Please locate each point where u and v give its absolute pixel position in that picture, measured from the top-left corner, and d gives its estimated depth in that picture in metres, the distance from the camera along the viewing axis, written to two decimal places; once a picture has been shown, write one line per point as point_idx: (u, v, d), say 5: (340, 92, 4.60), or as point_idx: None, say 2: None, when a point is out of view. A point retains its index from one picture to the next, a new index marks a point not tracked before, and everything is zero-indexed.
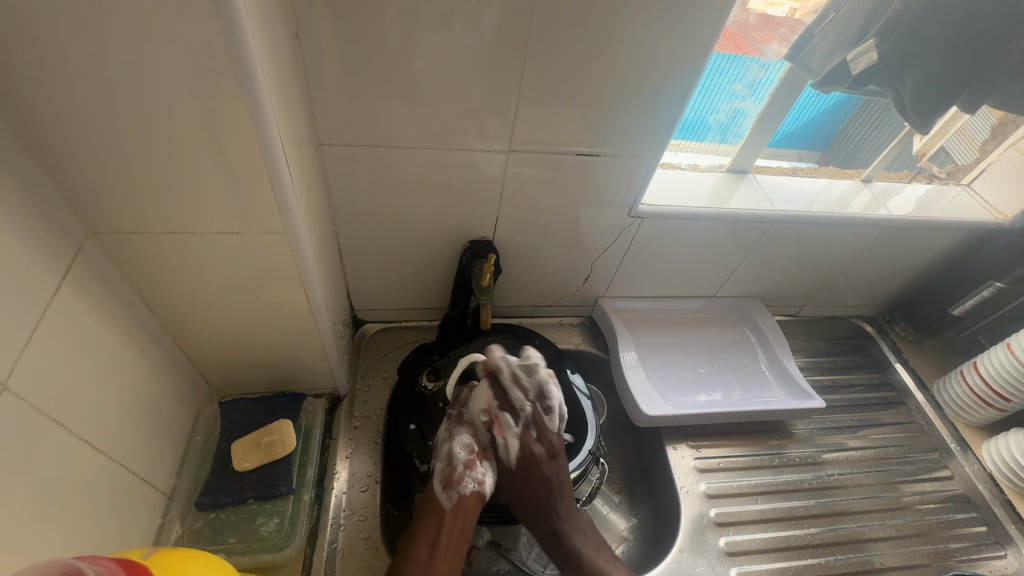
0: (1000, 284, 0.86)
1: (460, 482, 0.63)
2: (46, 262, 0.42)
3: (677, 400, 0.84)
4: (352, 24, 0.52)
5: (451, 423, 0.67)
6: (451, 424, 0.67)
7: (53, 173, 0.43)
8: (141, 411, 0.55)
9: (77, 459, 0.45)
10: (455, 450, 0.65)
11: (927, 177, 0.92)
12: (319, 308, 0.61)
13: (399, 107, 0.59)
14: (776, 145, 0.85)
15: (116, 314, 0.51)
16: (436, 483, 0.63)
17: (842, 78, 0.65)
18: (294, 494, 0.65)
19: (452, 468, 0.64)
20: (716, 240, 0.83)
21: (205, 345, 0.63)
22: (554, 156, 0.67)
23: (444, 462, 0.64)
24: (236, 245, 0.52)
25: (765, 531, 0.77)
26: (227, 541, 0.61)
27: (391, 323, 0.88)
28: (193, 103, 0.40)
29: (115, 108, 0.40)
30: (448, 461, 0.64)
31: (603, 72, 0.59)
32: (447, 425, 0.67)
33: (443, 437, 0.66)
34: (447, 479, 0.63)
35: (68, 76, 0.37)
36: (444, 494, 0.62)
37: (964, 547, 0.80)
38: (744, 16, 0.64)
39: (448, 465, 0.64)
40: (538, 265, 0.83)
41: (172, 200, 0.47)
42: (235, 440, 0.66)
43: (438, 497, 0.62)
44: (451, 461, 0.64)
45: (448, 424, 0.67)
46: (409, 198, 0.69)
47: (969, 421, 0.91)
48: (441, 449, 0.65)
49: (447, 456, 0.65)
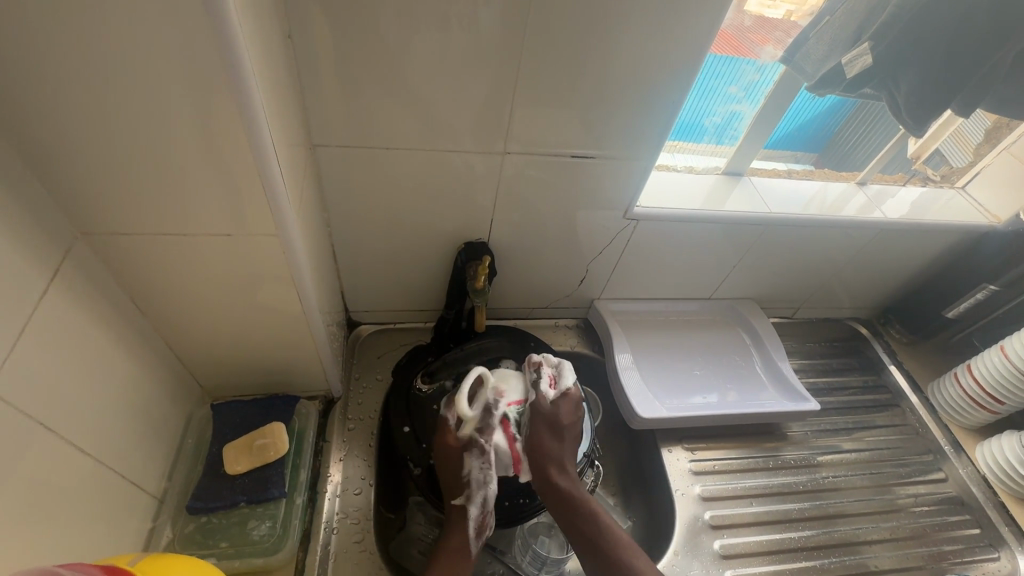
0: (993, 287, 0.87)
1: (489, 525, 0.64)
2: (34, 264, 0.41)
3: (672, 402, 0.84)
4: (345, 24, 0.52)
5: (482, 464, 0.63)
6: (485, 464, 0.63)
7: (42, 175, 0.42)
8: (131, 414, 0.55)
9: (67, 463, 0.45)
10: (488, 497, 0.64)
11: (921, 179, 0.92)
12: (313, 310, 0.61)
13: (392, 108, 0.59)
14: (771, 146, 0.85)
15: (105, 316, 0.50)
16: (469, 528, 0.63)
17: (835, 82, 0.66)
18: (286, 497, 0.64)
19: (484, 514, 0.64)
20: (711, 242, 0.83)
21: (198, 347, 0.62)
22: (550, 158, 0.67)
23: (478, 507, 0.63)
24: (228, 246, 0.51)
25: (759, 534, 0.77)
26: (219, 546, 0.60)
27: (386, 324, 0.88)
28: (184, 105, 0.40)
29: (103, 108, 0.39)
30: (481, 507, 0.64)
31: (599, 73, 0.59)
32: (479, 465, 0.63)
33: (478, 481, 0.63)
34: (480, 524, 0.64)
35: (56, 77, 0.37)
36: (473, 540, 0.63)
37: (958, 549, 0.80)
38: (740, 18, 0.64)
39: (480, 510, 0.64)
40: (534, 267, 0.83)
41: (162, 202, 0.46)
42: (228, 443, 0.66)
43: (468, 542, 0.63)
44: (485, 507, 0.64)
45: (479, 464, 0.63)
46: (403, 199, 0.69)
47: (963, 424, 0.91)
48: (474, 493, 0.63)
49: (481, 500, 0.63)
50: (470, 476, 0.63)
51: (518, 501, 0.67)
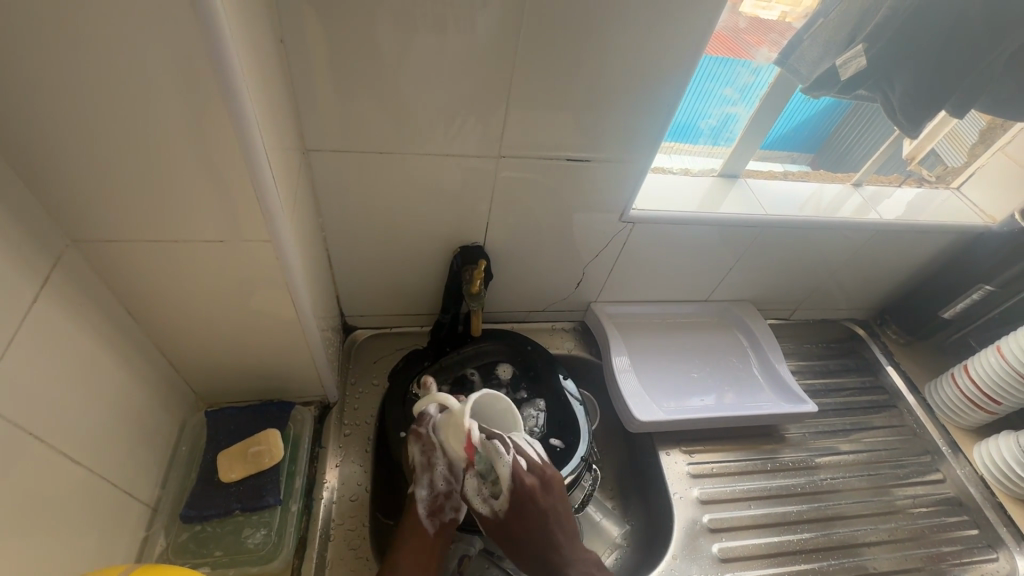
0: (990, 288, 0.87)
1: (444, 508, 0.63)
2: (23, 273, 0.41)
3: (671, 405, 0.84)
4: (338, 27, 0.51)
5: (423, 449, 0.62)
6: (425, 448, 0.62)
7: (30, 181, 0.42)
8: (123, 422, 0.54)
9: (59, 472, 0.45)
10: (436, 479, 0.63)
11: (917, 180, 0.92)
12: (307, 316, 0.61)
13: (385, 112, 0.59)
14: (767, 148, 0.85)
15: (97, 324, 0.50)
16: (420, 509, 0.62)
17: (830, 84, 0.65)
18: (282, 505, 0.64)
19: (434, 497, 0.63)
20: (708, 244, 0.83)
21: (192, 354, 0.62)
22: (544, 161, 0.67)
23: (427, 489, 0.63)
24: (220, 253, 0.51)
25: (757, 537, 0.77)
26: (214, 554, 0.60)
27: (381, 329, 0.88)
28: (175, 111, 0.40)
29: (92, 114, 0.39)
30: (430, 489, 0.63)
31: (592, 76, 0.59)
32: (421, 450, 0.62)
33: (420, 464, 0.62)
34: (432, 505, 0.63)
35: (40, 82, 0.36)
36: (429, 520, 0.63)
37: (956, 550, 0.80)
38: (735, 20, 0.64)
39: (430, 492, 0.63)
40: (530, 270, 0.82)
41: (153, 208, 0.46)
42: (222, 450, 0.65)
43: (423, 522, 0.62)
44: (434, 489, 0.63)
45: (419, 449, 0.62)
46: (397, 203, 0.69)
47: (960, 424, 0.91)
48: (421, 475, 0.62)
49: (428, 482, 0.62)
50: (415, 460, 0.63)
51: None
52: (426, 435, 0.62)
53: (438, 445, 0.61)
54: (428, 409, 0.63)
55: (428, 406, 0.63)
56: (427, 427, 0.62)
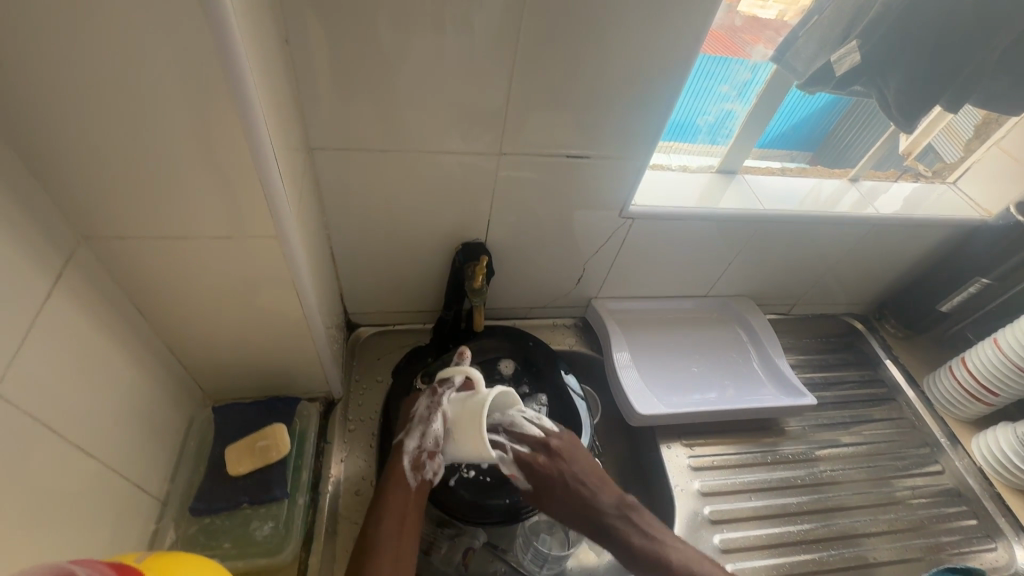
0: (987, 281, 0.87)
1: (426, 465, 0.63)
2: (37, 269, 0.42)
3: (672, 399, 0.85)
4: (341, 26, 0.52)
5: (430, 402, 0.66)
6: (432, 403, 0.65)
7: (43, 179, 0.43)
8: (132, 417, 0.55)
9: (71, 465, 0.45)
10: (427, 436, 0.63)
11: (913, 175, 0.93)
12: (312, 312, 0.62)
13: (388, 110, 0.60)
14: (765, 145, 0.86)
15: (107, 319, 0.51)
16: (404, 462, 0.62)
17: (826, 80, 0.66)
18: (288, 498, 0.65)
19: (419, 452, 0.63)
20: (707, 240, 0.83)
21: (199, 350, 0.63)
22: (544, 158, 0.68)
23: (415, 442, 0.64)
24: (228, 250, 0.52)
25: (759, 528, 0.78)
26: (221, 546, 0.61)
27: (384, 326, 0.89)
28: (184, 110, 0.41)
29: (104, 112, 0.40)
30: (417, 443, 0.64)
31: (591, 74, 0.60)
32: (427, 403, 0.66)
33: (420, 417, 0.65)
34: (415, 460, 0.63)
35: (55, 82, 0.37)
36: (408, 474, 0.62)
37: (955, 540, 0.81)
38: (731, 19, 0.66)
39: (417, 447, 0.63)
40: (531, 267, 0.83)
41: (162, 206, 0.47)
42: (231, 444, 0.66)
43: (402, 475, 0.62)
44: (422, 444, 0.63)
45: (426, 402, 0.66)
46: (400, 201, 0.70)
47: (959, 416, 0.92)
48: (415, 428, 0.65)
49: (419, 435, 0.64)
50: (418, 412, 0.66)
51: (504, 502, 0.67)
52: (439, 394, 0.66)
53: (444, 406, 0.64)
54: (454, 378, 0.66)
55: (455, 376, 0.66)
56: (445, 390, 0.66)
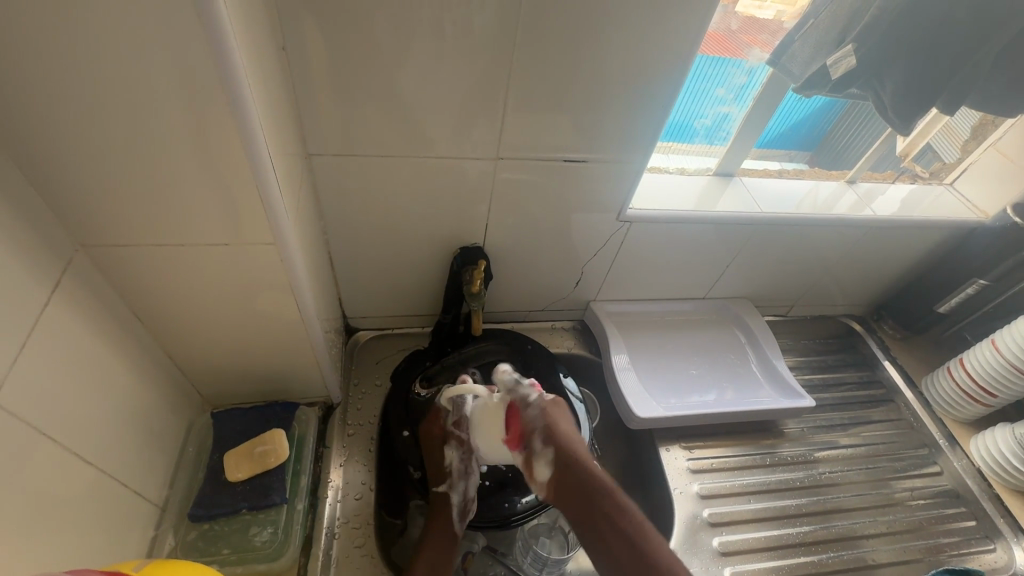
0: (983, 282, 0.87)
1: (471, 510, 0.65)
2: (35, 277, 0.42)
3: (670, 401, 0.85)
4: (339, 32, 0.52)
5: (463, 455, 0.64)
6: (465, 455, 0.64)
7: (41, 187, 0.43)
8: (131, 423, 0.55)
9: (70, 472, 0.46)
10: (470, 486, 0.65)
11: (911, 176, 0.93)
12: (310, 317, 0.62)
13: (384, 115, 0.60)
14: (764, 146, 0.86)
15: (105, 326, 0.51)
16: (453, 513, 0.64)
17: (823, 83, 0.66)
18: (287, 504, 0.65)
19: (464, 502, 0.65)
20: (705, 242, 0.84)
21: (197, 355, 0.63)
22: (542, 162, 0.68)
23: (460, 494, 0.65)
24: (225, 256, 0.52)
25: (758, 530, 0.78)
26: (220, 552, 0.61)
27: (383, 330, 0.89)
28: (183, 116, 0.41)
29: (102, 121, 0.40)
30: (462, 494, 0.65)
31: (588, 77, 0.60)
32: (461, 456, 0.64)
33: (458, 472, 0.64)
34: (462, 510, 0.65)
35: (51, 90, 0.37)
36: (458, 523, 0.64)
37: (954, 542, 0.81)
38: (728, 20, 0.66)
39: (462, 497, 0.65)
40: (529, 270, 0.83)
41: (159, 212, 0.47)
42: (227, 450, 0.66)
43: (453, 526, 0.64)
44: (466, 495, 0.65)
45: (460, 456, 0.64)
46: (398, 206, 0.70)
47: (958, 417, 0.92)
48: (457, 481, 0.65)
49: (463, 487, 0.65)
50: (453, 466, 0.64)
51: (502, 506, 0.67)
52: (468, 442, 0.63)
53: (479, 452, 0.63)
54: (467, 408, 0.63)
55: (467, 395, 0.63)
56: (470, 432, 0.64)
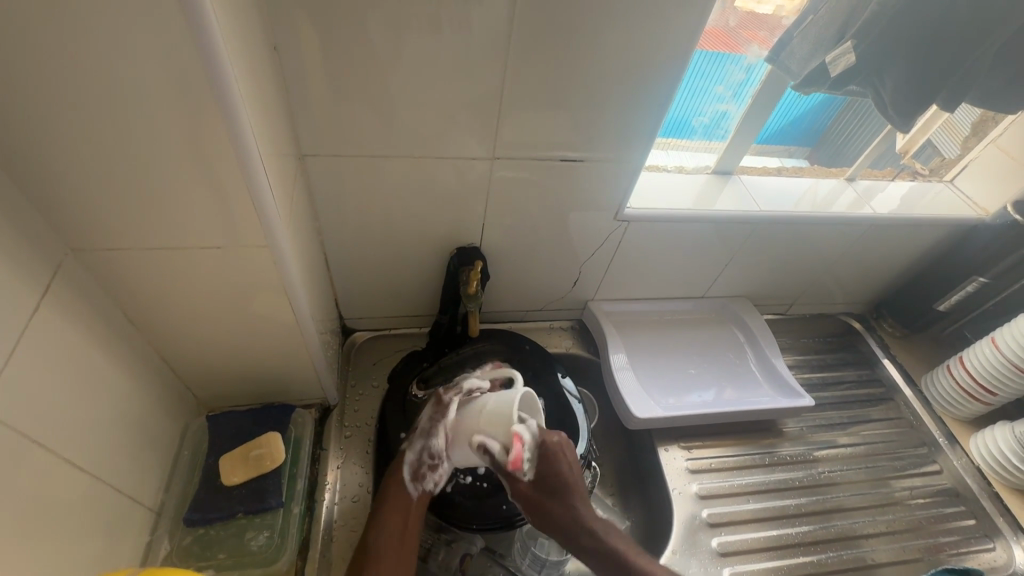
0: (983, 280, 0.87)
1: (427, 476, 0.64)
2: (24, 284, 0.42)
3: (669, 401, 0.85)
4: (332, 32, 0.52)
5: (433, 414, 0.65)
6: (434, 415, 0.65)
7: (29, 191, 0.42)
8: (125, 427, 0.55)
9: (64, 479, 0.45)
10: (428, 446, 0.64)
11: (910, 174, 0.93)
12: (305, 319, 0.61)
13: (379, 116, 0.59)
14: (764, 141, 0.85)
15: (97, 331, 0.50)
16: (405, 474, 0.63)
17: (822, 80, 0.65)
18: (283, 507, 0.65)
19: (418, 463, 0.64)
20: (703, 241, 0.83)
21: (191, 358, 0.63)
22: (539, 161, 0.67)
23: (416, 453, 0.64)
24: (218, 259, 0.52)
25: (757, 531, 0.78)
26: (216, 557, 0.60)
27: (380, 330, 0.88)
28: (172, 119, 0.40)
29: (90, 125, 0.39)
30: (417, 453, 0.64)
31: (584, 75, 0.59)
32: (431, 414, 0.65)
33: (422, 429, 0.65)
34: (415, 471, 0.64)
35: (38, 94, 0.37)
36: (411, 485, 0.63)
37: (953, 541, 0.81)
38: (726, 17, 0.65)
39: (417, 457, 0.64)
40: (527, 270, 0.83)
41: (150, 216, 0.47)
42: (223, 454, 0.66)
43: (405, 487, 0.63)
44: (421, 455, 0.64)
45: (430, 413, 0.65)
46: (393, 206, 0.69)
47: (958, 416, 0.92)
48: (416, 438, 0.65)
49: (420, 446, 0.65)
50: (421, 423, 0.66)
51: (501, 506, 0.67)
52: (444, 403, 0.65)
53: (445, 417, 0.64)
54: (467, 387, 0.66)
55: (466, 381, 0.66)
56: (451, 398, 0.65)
